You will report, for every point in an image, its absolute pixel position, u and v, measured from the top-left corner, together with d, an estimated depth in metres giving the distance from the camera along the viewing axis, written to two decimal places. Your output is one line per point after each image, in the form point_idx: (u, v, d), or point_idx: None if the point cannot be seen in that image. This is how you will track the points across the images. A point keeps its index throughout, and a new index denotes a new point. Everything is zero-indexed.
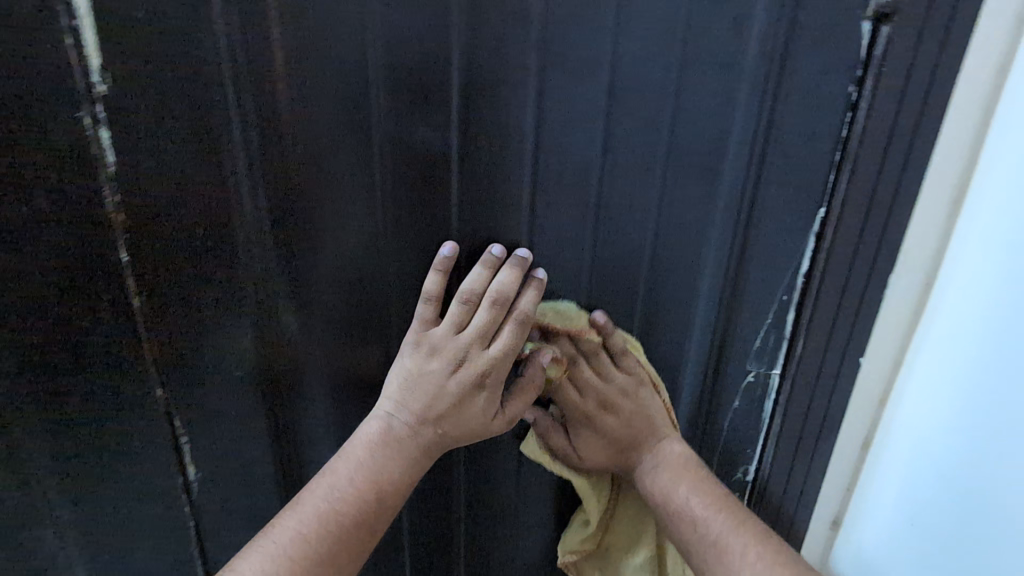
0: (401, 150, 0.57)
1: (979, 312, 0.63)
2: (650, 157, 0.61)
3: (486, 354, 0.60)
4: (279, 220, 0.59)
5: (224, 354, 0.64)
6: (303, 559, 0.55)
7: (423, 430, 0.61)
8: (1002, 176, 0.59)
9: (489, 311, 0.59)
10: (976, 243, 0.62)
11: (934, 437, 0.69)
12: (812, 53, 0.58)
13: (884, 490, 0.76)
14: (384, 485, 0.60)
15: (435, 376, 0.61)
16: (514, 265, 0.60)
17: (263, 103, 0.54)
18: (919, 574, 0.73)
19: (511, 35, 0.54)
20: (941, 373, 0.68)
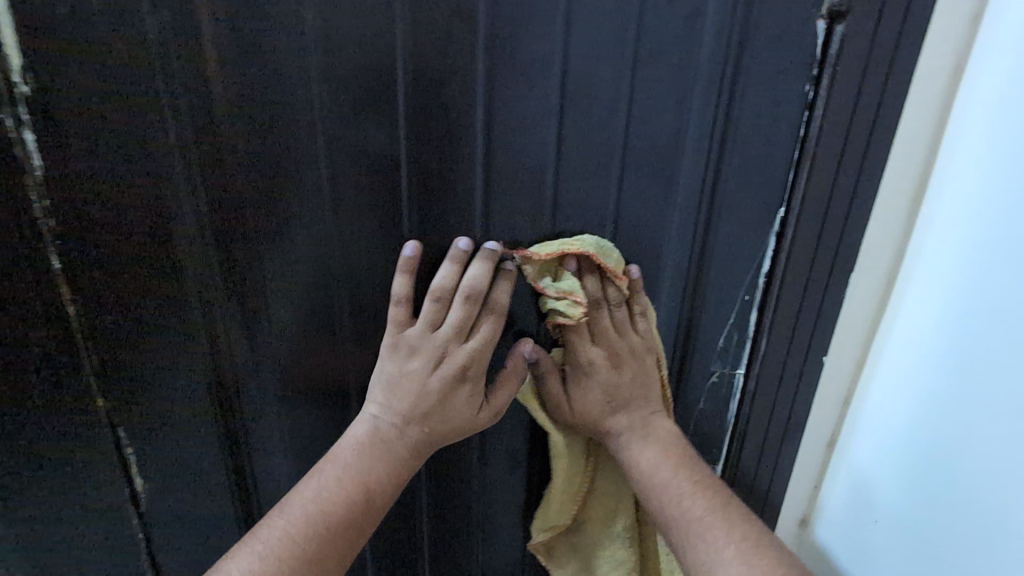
0: (342, 150, 0.55)
1: (949, 287, 0.61)
2: (606, 156, 0.59)
3: (465, 348, 0.59)
4: (221, 228, 0.55)
5: (167, 371, 0.60)
6: (290, 559, 0.53)
7: (409, 430, 0.60)
8: (959, 170, 0.58)
9: (464, 306, 0.58)
10: (944, 219, 0.60)
11: (893, 430, 0.69)
12: (766, 51, 0.55)
13: (856, 477, 0.75)
14: (374, 486, 0.58)
15: (416, 375, 0.59)
16: (483, 257, 0.58)
17: (198, 103, 0.51)
18: (897, 565, 0.71)
19: (455, 33, 0.52)
20: (909, 355, 0.66)
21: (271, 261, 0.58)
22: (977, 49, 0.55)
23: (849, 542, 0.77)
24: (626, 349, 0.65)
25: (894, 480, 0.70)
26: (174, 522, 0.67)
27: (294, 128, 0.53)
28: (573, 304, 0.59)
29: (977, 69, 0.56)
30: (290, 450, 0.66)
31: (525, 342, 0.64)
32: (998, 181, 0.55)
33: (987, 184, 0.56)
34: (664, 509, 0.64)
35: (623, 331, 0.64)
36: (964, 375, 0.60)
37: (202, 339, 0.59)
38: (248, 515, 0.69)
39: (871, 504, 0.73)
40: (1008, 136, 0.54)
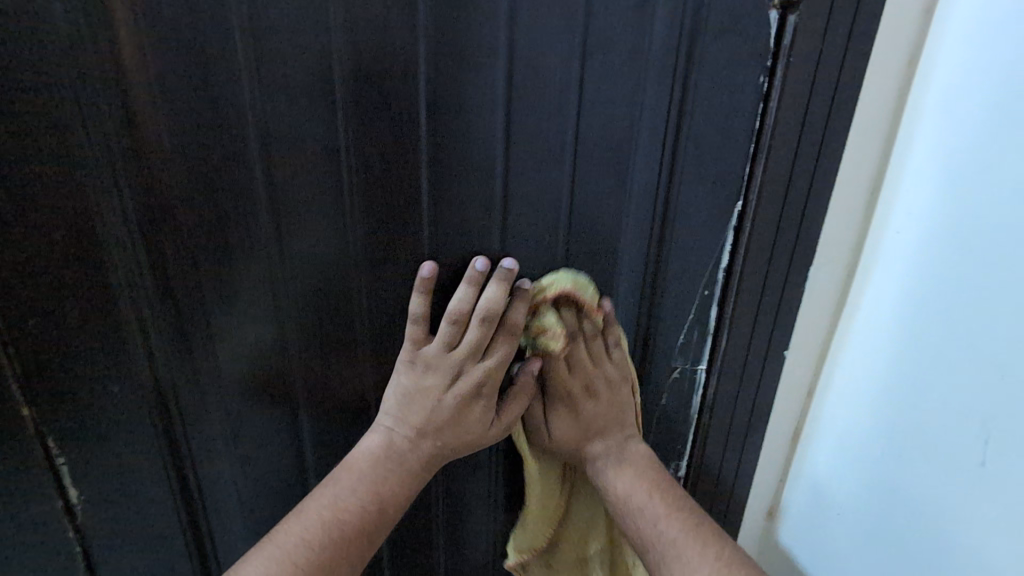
0: (279, 143, 0.52)
1: (912, 270, 0.60)
2: (558, 149, 0.57)
3: (480, 366, 0.58)
4: (148, 228, 0.53)
5: (99, 379, 0.57)
6: (304, 565, 0.52)
7: (423, 444, 0.59)
8: (913, 164, 0.58)
9: (480, 328, 0.57)
10: (905, 203, 0.60)
11: (859, 417, 0.69)
12: (719, 41, 0.54)
13: (824, 464, 0.75)
14: (386, 496, 0.58)
15: (432, 392, 0.59)
16: (501, 279, 0.57)
17: (116, 94, 0.48)
18: (868, 544, 0.71)
19: (392, 22, 0.50)
20: (874, 341, 0.65)
21: (206, 262, 0.55)
22: (929, 44, 0.56)
23: (813, 533, 0.78)
24: (599, 379, 0.65)
25: (856, 471, 0.71)
26: (114, 535, 0.64)
27: (224, 123, 0.50)
28: (551, 338, 0.62)
29: (930, 65, 0.56)
30: (236, 458, 0.64)
31: (535, 361, 0.63)
32: (951, 174, 0.55)
33: (939, 177, 0.56)
34: (634, 532, 0.63)
35: (599, 362, 0.65)
36: (922, 365, 0.61)
37: (135, 345, 0.56)
38: (194, 524, 0.66)
39: (833, 494, 0.74)
40: (961, 130, 0.54)
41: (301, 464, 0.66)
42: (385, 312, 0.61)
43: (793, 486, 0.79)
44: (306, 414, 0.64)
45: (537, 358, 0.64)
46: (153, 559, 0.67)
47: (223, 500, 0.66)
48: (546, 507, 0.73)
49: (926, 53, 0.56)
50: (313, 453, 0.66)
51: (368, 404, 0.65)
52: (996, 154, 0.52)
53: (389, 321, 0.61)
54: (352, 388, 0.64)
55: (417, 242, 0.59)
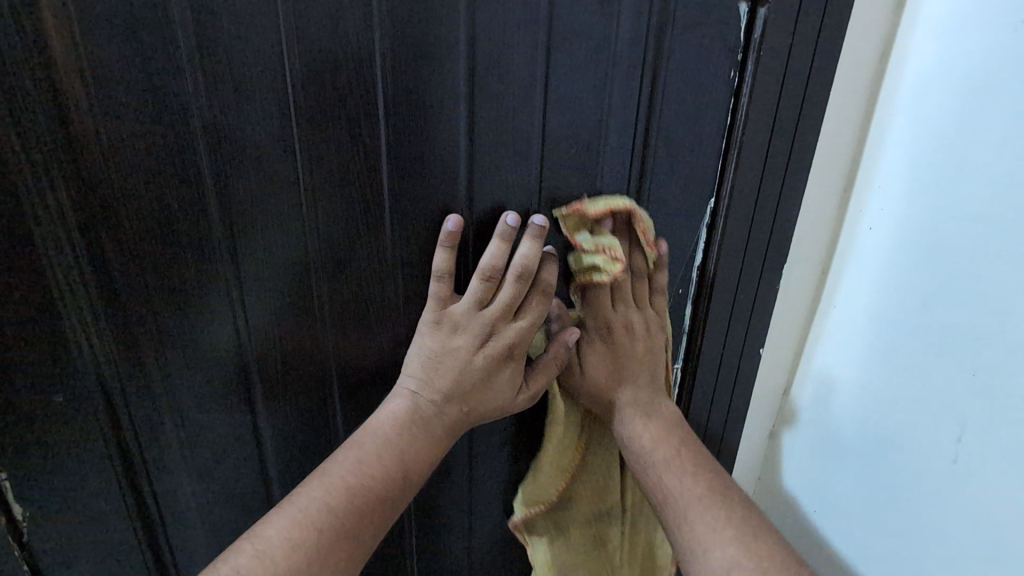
0: (227, 140, 0.50)
1: (903, 226, 0.55)
2: (524, 146, 0.55)
3: (512, 327, 0.56)
4: (90, 227, 0.50)
5: (43, 392, 0.54)
6: (328, 529, 0.47)
7: (449, 409, 0.56)
8: (890, 147, 0.56)
9: (516, 286, 0.55)
10: (892, 162, 0.56)
11: (847, 393, 0.64)
12: (688, 34, 0.52)
13: (813, 448, 0.70)
14: (410, 461, 0.54)
15: (459, 353, 0.56)
16: (534, 235, 0.54)
17: (46, 84, 0.45)
18: (867, 536, 0.64)
19: (345, 10, 0.47)
20: (861, 310, 0.61)
21: (153, 262, 0.52)
22: (903, 25, 0.54)
23: (797, 537, 0.74)
24: (639, 320, 0.60)
25: (834, 465, 0.67)
26: (67, 551, 0.61)
27: (170, 117, 0.48)
28: (610, 260, 0.55)
29: (904, 46, 0.54)
30: (195, 466, 0.61)
31: (571, 333, 0.60)
32: (927, 147, 0.53)
33: (916, 152, 0.54)
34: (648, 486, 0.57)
35: (642, 300, 0.60)
36: (898, 351, 0.58)
37: (80, 352, 0.53)
38: (152, 535, 0.64)
39: (814, 493, 0.70)
40: (937, 100, 0.52)
41: (263, 472, 0.64)
42: (348, 313, 0.59)
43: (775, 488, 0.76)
44: (267, 419, 0.61)
45: (576, 331, 0.60)
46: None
47: (182, 511, 0.63)
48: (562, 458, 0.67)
49: (901, 36, 0.54)
50: (275, 460, 0.64)
51: (332, 408, 0.63)
52: (974, 122, 0.49)
53: (353, 321, 0.59)
54: (315, 392, 0.62)
55: (381, 241, 0.56)
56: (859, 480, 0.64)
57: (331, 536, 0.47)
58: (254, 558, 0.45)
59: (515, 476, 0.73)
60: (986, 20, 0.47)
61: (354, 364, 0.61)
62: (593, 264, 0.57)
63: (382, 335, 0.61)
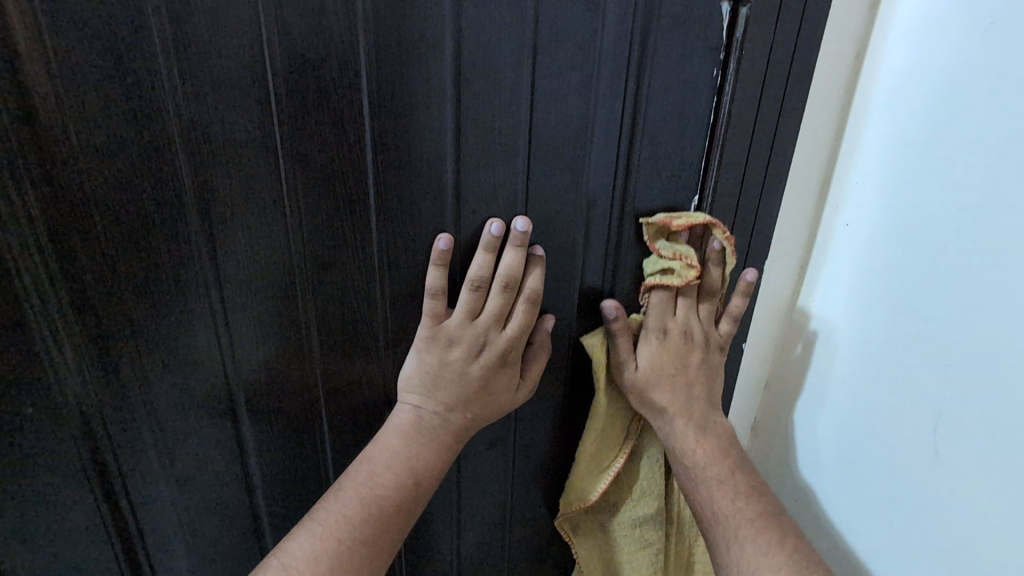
0: (204, 138, 0.48)
1: (889, 207, 0.56)
2: (512, 145, 0.55)
3: (505, 334, 0.57)
4: (59, 233, 0.48)
5: (12, 403, 0.51)
6: (348, 542, 0.50)
7: (452, 417, 0.58)
8: (866, 153, 0.58)
9: (506, 294, 0.56)
10: (873, 150, 0.57)
11: (832, 376, 0.64)
12: (672, 34, 0.52)
13: (802, 433, 0.70)
14: (422, 468, 0.56)
15: (455, 365, 0.57)
16: (517, 244, 0.55)
17: (10, 81, 0.42)
18: (860, 517, 0.64)
19: (328, 8, 0.46)
20: (846, 293, 0.62)
21: (128, 270, 0.50)
22: (878, 27, 0.55)
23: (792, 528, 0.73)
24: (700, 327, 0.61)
25: (815, 465, 0.68)
26: (41, 569, 0.59)
27: (145, 117, 0.46)
28: (685, 268, 0.57)
29: (878, 55, 0.56)
30: (176, 476, 0.59)
31: (548, 317, 0.62)
32: (904, 152, 0.54)
33: (893, 159, 0.55)
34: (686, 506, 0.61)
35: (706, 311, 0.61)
36: (875, 354, 0.59)
37: (50, 365, 0.51)
38: (131, 552, 0.61)
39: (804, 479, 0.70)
40: (914, 90, 0.53)
41: (246, 485, 0.62)
42: (332, 319, 0.57)
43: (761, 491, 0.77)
44: (251, 426, 0.60)
45: (551, 315, 0.62)
46: None
47: (162, 526, 0.61)
48: (601, 462, 0.68)
49: (875, 36, 0.56)
50: (258, 471, 0.62)
51: (317, 417, 0.62)
52: (947, 130, 0.51)
53: (338, 328, 0.58)
54: (299, 399, 0.60)
55: (366, 246, 0.55)
56: (848, 460, 0.64)
57: (351, 546, 0.50)
58: (280, 569, 0.48)
59: (506, 477, 0.73)
60: (959, 27, 0.49)
61: (338, 371, 0.60)
62: (667, 269, 0.58)
63: (366, 342, 0.59)
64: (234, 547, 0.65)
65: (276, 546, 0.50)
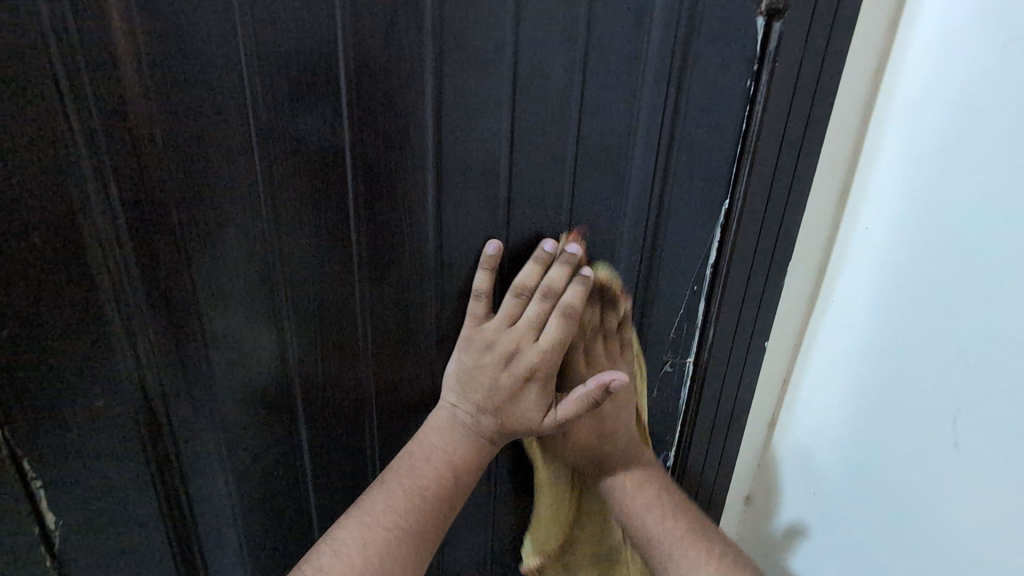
0: (275, 143, 0.50)
1: (911, 210, 0.56)
2: (560, 150, 0.57)
3: (537, 345, 0.58)
4: (138, 231, 0.49)
5: (82, 390, 0.53)
6: (395, 528, 0.53)
7: (483, 420, 0.59)
8: (880, 178, 0.58)
9: (542, 304, 0.58)
10: (894, 156, 0.57)
11: (851, 379, 0.64)
12: (713, 47, 0.54)
13: (819, 437, 0.70)
14: (460, 463, 0.58)
15: (489, 369, 0.58)
16: (564, 262, 0.59)
17: (102, 87, 0.45)
18: (883, 514, 0.64)
19: (398, 20, 0.49)
20: (865, 297, 0.61)
21: (199, 263, 0.52)
22: (900, 34, 0.55)
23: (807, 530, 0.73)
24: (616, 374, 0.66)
25: (830, 468, 0.69)
26: (97, 555, 0.59)
27: (225, 122, 0.48)
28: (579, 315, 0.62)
29: (894, 78, 0.56)
30: (231, 465, 0.61)
31: (619, 378, 0.56)
32: (919, 177, 0.55)
33: (904, 190, 0.56)
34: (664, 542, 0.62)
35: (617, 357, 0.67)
36: (892, 373, 0.60)
37: (124, 358, 0.53)
38: (184, 538, 0.62)
39: (819, 481, 0.70)
40: (937, 94, 0.52)
41: (297, 478, 0.64)
42: (384, 316, 0.60)
43: (764, 508, 0.78)
44: (305, 417, 0.61)
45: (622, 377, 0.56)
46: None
47: (216, 516, 0.63)
48: (558, 501, 0.73)
49: (897, 44, 0.55)
50: (310, 466, 0.64)
51: (368, 411, 0.63)
52: (960, 166, 0.52)
53: (391, 324, 0.60)
54: (349, 392, 0.62)
55: (420, 246, 0.58)
56: (869, 460, 0.64)
57: (400, 532, 0.53)
58: (331, 555, 0.51)
59: None
60: (980, 33, 0.49)
61: (389, 366, 0.62)
62: None
63: (415, 339, 0.61)
64: (284, 539, 0.67)
65: (325, 534, 0.53)
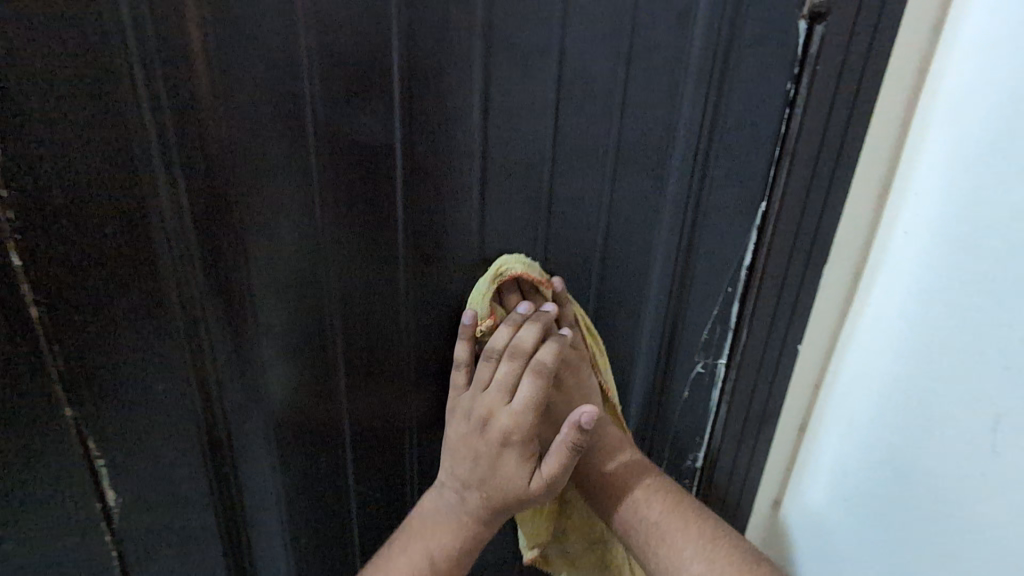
0: (332, 141, 0.52)
1: (952, 217, 0.55)
2: (601, 149, 0.58)
3: (509, 407, 0.56)
4: (200, 221, 0.52)
5: (143, 371, 0.56)
6: None
7: (468, 496, 0.58)
8: (919, 184, 0.58)
9: (511, 364, 0.57)
10: (935, 161, 0.56)
11: (884, 385, 0.64)
12: (755, 50, 0.54)
13: (850, 443, 0.69)
14: (447, 540, 0.59)
15: (470, 437, 0.58)
16: (536, 320, 0.58)
17: (171, 85, 0.47)
18: (914, 527, 0.62)
19: (452, 23, 0.51)
20: (901, 303, 0.61)
21: (255, 252, 0.55)
22: (945, 37, 0.54)
23: (834, 539, 0.72)
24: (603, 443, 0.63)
25: (860, 476, 0.68)
26: (151, 529, 0.62)
27: (283, 120, 0.51)
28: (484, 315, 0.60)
29: (938, 82, 0.55)
30: (277, 449, 0.63)
31: (585, 411, 0.53)
32: (961, 182, 0.54)
33: (945, 195, 0.56)
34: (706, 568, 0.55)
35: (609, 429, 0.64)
36: (928, 381, 0.59)
37: (184, 347, 0.56)
38: (233, 516, 0.65)
39: (846, 487, 0.70)
40: (981, 99, 0.52)
41: (337, 466, 0.66)
42: (426, 310, 0.61)
43: (792, 511, 0.78)
44: (347, 405, 0.63)
45: (588, 409, 0.53)
46: (189, 553, 0.65)
47: (263, 497, 0.65)
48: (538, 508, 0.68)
49: (942, 47, 0.55)
50: (351, 453, 0.66)
51: (407, 401, 0.65)
52: (1002, 172, 0.50)
53: (430, 319, 0.62)
54: (390, 382, 0.64)
55: (464, 242, 0.59)
56: (900, 470, 0.63)
57: None
58: None
59: None
60: None
61: (428, 358, 0.64)
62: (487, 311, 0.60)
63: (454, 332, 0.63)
64: (324, 522, 0.69)
65: None
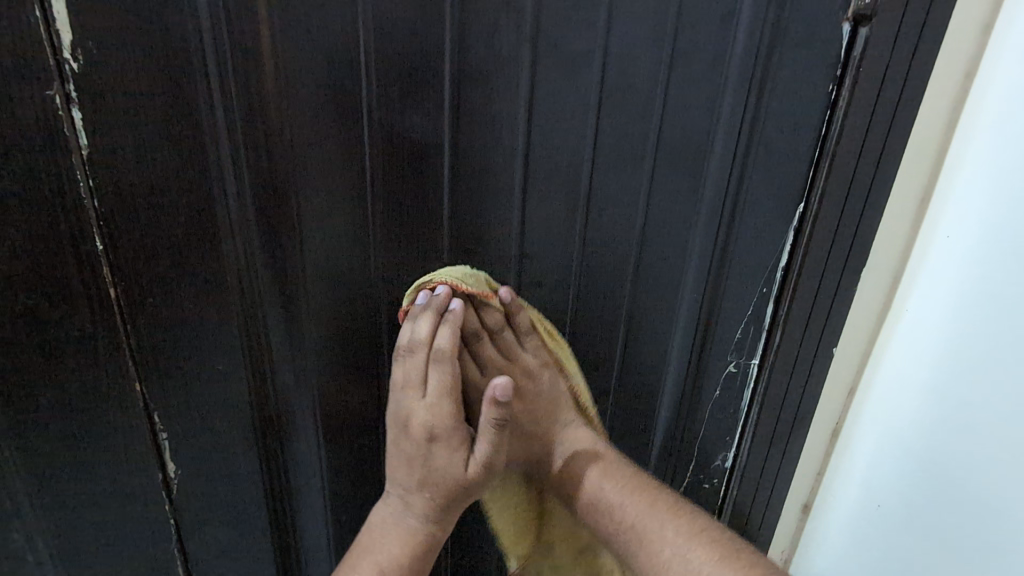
0: (384, 139, 0.55)
1: (993, 220, 0.55)
2: (640, 149, 0.59)
3: (425, 399, 0.57)
4: (261, 211, 0.55)
5: (203, 351, 0.59)
6: None
7: (413, 497, 0.59)
8: (961, 186, 0.58)
9: (415, 358, 0.57)
10: (979, 164, 0.56)
11: (920, 389, 0.64)
12: (797, 52, 0.55)
13: (882, 447, 0.69)
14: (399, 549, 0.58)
15: (401, 437, 0.59)
16: (428, 309, 0.57)
17: (238, 85, 0.51)
18: (950, 530, 0.62)
19: (501, 27, 0.53)
20: (939, 306, 0.61)
21: (311, 242, 0.58)
22: (993, 40, 0.54)
23: (865, 542, 0.72)
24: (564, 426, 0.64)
25: (892, 480, 0.68)
26: (202, 499, 0.66)
27: (338, 119, 0.54)
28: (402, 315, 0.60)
29: (983, 86, 0.55)
30: (320, 429, 0.66)
31: (495, 386, 0.54)
32: (1004, 186, 0.54)
33: (988, 198, 0.55)
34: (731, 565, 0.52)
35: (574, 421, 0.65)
36: (966, 385, 0.59)
37: (240, 329, 0.59)
38: (278, 490, 0.68)
39: (877, 490, 0.69)
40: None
41: (375, 449, 0.69)
42: None
43: (821, 516, 0.78)
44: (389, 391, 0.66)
45: (499, 381, 0.54)
46: (235, 523, 0.68)
47: (305, 474, 0.68)
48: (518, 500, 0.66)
49: (990, 50, 0.55)
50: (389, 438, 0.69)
51: None
52: None
53: None
54: None
55: (503, 238, 0.62)
56: (934, 474, 0.63)
57: None
58: None
59: None
60: None
61: None
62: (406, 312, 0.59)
63: None
64: (358, 504, 0.72)
65: None
